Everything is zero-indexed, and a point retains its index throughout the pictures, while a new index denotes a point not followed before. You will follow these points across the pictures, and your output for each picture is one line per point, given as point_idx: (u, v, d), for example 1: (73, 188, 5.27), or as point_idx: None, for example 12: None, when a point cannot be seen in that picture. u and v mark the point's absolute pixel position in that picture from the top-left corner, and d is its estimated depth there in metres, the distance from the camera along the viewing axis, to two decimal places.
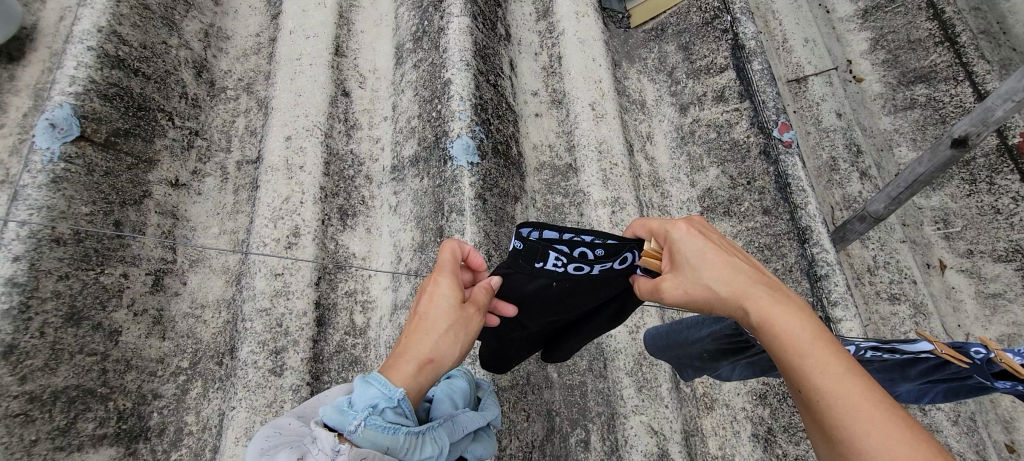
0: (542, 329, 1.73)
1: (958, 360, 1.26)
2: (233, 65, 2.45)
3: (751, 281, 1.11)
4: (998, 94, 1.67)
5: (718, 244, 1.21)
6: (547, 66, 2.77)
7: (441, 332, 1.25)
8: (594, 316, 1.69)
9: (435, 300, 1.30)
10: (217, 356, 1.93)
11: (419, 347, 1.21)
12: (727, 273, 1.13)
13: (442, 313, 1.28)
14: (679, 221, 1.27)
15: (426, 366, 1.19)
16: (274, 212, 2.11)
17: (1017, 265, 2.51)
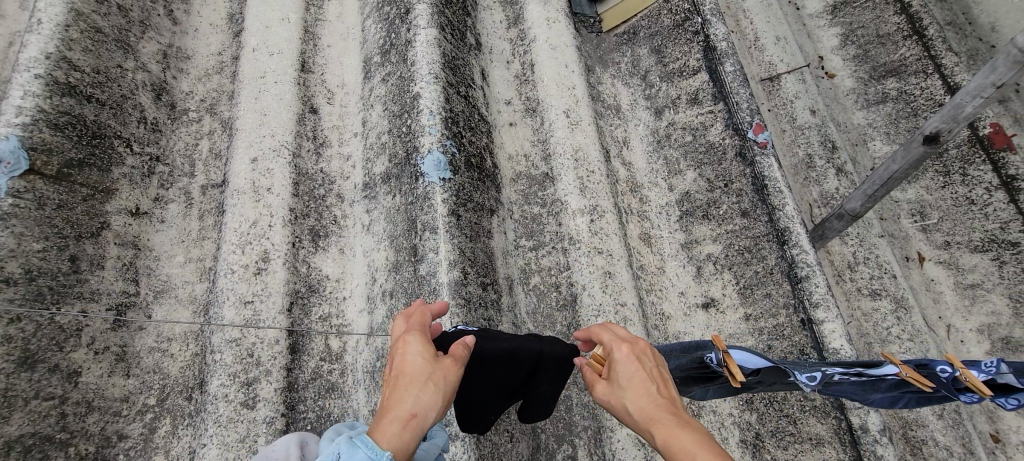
0: (510, 378, 1.56)
1: (923, 383, 1.33)
2: (196, 85, 2.37)
3: (657, 401, 1.17)
4: (967, 91, 1.66)
5: (651, 371, 1.23)
6: (519, 75, 2.73)
7: (420, 385, 1.17)
8: (553, 347, 1.61)
9: (409, 357, 1.22)
10: (186, 390, 1.85)
11: (400, 404, 1.13)
12: (638, 396, 1.18)
13: (419, 368, 1.20)
14: (623, 342, 1.28)
15: (410, 421, 1.11)
16: (242, 237, 2.04)
17: (993, 255, 2.52)
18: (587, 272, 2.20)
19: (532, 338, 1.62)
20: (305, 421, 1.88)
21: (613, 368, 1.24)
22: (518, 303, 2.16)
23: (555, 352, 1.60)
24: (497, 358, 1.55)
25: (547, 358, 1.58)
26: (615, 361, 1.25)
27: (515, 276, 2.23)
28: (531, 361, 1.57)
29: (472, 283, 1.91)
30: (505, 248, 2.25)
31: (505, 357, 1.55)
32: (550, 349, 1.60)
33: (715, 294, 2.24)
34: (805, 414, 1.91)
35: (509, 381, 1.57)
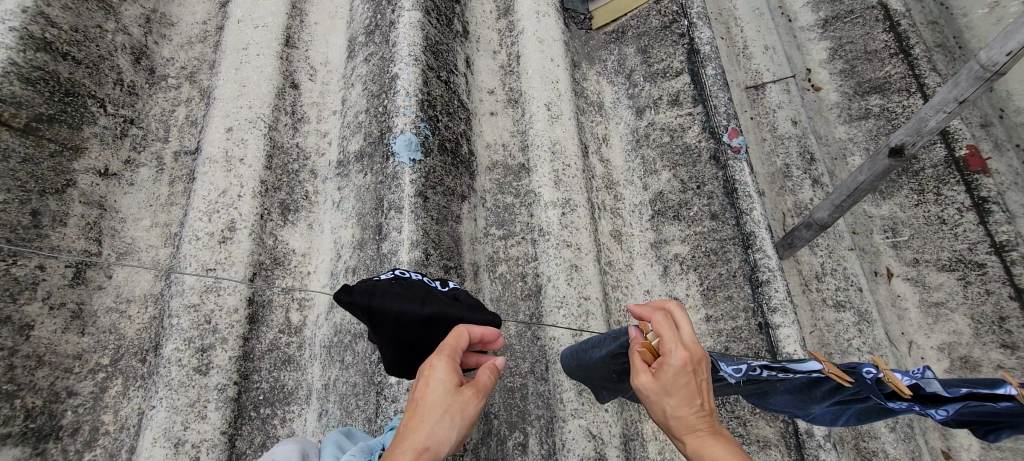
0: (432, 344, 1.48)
1: (843, 379, 1.34)
2: (177, 52, 2.36)
3: (697, 416, 1.18)
4: (931, 105, 1.68)
5: (700, 384, 1.21)
6: (505, 65, 2.72)
7: (438, 417, 1.16)
8: (476, 312, 1.52)
9: (432, 385, 1.20)
10: (140, 353, 1.86)
11: (417, 434, 1.13)
12: (680, 406, 1.19)
13: (439, 400, 1.18)
14: (681, 346, 1.21)
15: (423, 455, 1.11)
16: (209, 205, 2.04)
17: (960, 275, 2.54)
18: (554, 264, 2.21)
19: (454, 302, 1.52)
20: (258, 391, 1.89)
21: (665, 370, 1.20)
22: (482, 290, 2.17)
23: (476, 320, 1.51)
24: (416, 328, 1.46)
25: (469, 325, 1.49)
26: (669, 363, 1.19)
27: (482, 263, 2.24)
28: (453, 328, 1.49)
29: (434, 264, 1.91)
30: (474, 234, 2.26)
31: (424, 325, 1.45)
32: (473, 315, 1.51)
33: (678, 294, 2.26)
34: (755, 416, 1.93)
35: (434, 348, 1.50)
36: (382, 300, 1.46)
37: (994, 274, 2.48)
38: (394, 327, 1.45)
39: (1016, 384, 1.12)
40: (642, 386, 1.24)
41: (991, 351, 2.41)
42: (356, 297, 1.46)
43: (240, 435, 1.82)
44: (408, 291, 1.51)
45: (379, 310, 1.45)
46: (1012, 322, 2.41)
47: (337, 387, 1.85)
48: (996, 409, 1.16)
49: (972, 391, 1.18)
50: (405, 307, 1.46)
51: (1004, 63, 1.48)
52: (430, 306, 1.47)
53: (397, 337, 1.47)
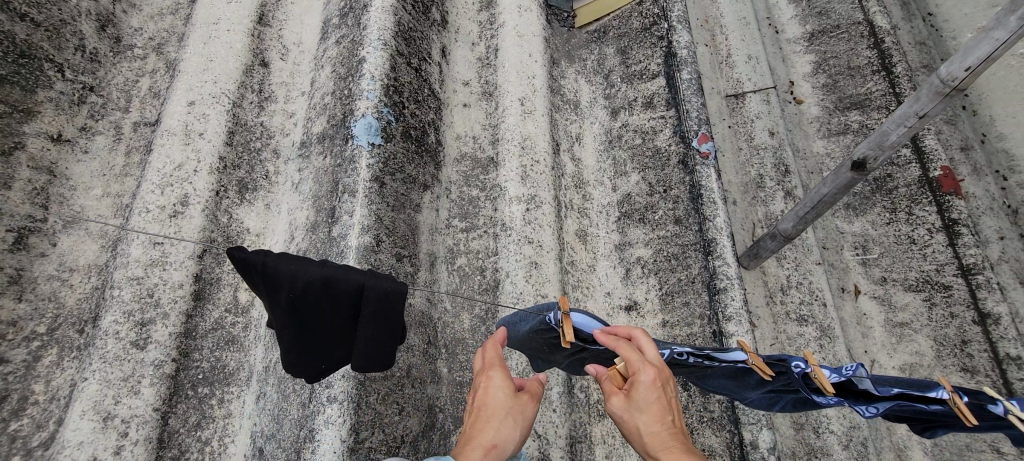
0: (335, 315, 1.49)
1: (765, 372, 1.48)
2: (146, 23, 2.33)
3: (667, 434, 1.15)
4: (893, 119, 1.66)
5: (669, 402, 1.21)
6: (482, 58, 2.67)
7: (502, 418, 1.26)
8: (379, 279, 1.48)
9: (492, 392, 1.30)
10: (79, 323, 1.83)
11: (485, 434, 1.23)
12: (651, 427, 1.16)
13: (501, 404, 1.28)
14: (651, 367, 1.23)
15: (491, 451, 1.20)
16: (163, 178, 2.00)
17: (925, 296, 2.52)
18: (514, 260, 2.16)
19: (357, 268, 1.49)
20: (198, 370, 1.86)
21: (636, 390, 1.20)
22: (438, 281, 2.14)
23: (378, 287, 1.48)
24: (313, 291, 1.44)
25: (370, 291, 1.47)
26: (638, 383, 1.20)
27: (440, 254, 2.20)
28: (352, 295, 1.47)
29: (385, 251, 1.90)
30: (434, 225, 2.22)
31: (321, 286, 1.44)
32: (375, 281, 1.48)
33: (638, 298, 2.23)
34: (701, 424, 1.91)
35: (334, 315, 1.49)
36: (275, 259, 1.42)
37: (959, 297, 2.46)
38: (289, 290, 1.42)
39: (948, 388, 1.31)
40: (614, 410, 1.21)
41: (951, 374, 2.38)
42: (252, 254, 1.42)
43: (174, 413, 1.79)
44: (310, 253, 1.48)
45: (274, 269, 1.41)
46: (974, 346, 2.39)
47: (277, 370, 1.82)
48: (925, 408, 1.37)
49: (903, 392, 1.37)
50: (301, 267, 1.43)
51: (963, 78, 1.46)
52: (329, 267, 1.46)
53: (293, 300, 1.44)
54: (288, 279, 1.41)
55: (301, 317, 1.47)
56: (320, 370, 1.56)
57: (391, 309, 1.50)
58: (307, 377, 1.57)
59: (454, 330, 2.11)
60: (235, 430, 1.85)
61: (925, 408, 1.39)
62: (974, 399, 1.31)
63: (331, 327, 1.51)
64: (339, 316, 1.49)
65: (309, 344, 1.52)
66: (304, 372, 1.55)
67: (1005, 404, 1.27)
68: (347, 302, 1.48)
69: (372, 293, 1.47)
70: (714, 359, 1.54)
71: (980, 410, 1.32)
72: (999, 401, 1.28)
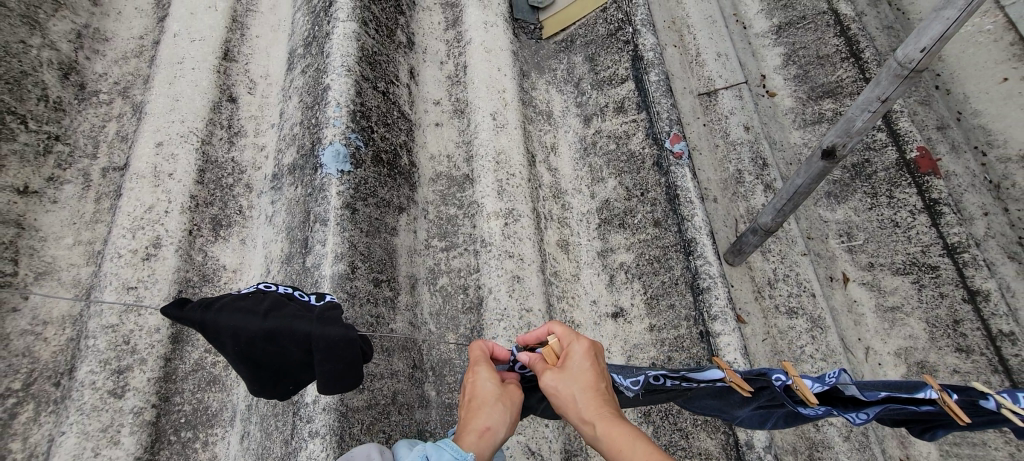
0: (287, 356, 1.46)
1: (744, 387, 1.44)
2: (110, 67, 2.32)
3: (600, 399, 1.27)
4: (857, 105, 1.65)
5: (598, 371, 1.34)
6: (452, 75, 2.65)
7: (493, 404, 1.31)
8: (327, 327, 1.46)
9: (480, 383, 1.34)
10: (55, 376, 1.79)
11: (476, 419, 1.27)
12: (586, 394, 1.27)
13: (490, 393, 1.33)
14: (582, 338, 1.37)
15: (484, 435, 1.24)
16: (134, 221, 1.98)
17: (914, 278, 2.50)
18: (496, 275, 2.14)
19: (302, 316, 1.47)
20: (180, 413, 1.83)
21: (571, 362, 1.32)
22: (420, 303, 2.12)
23: (327, 333, 1.45)
24: (258, 345, 1.44)
25: (318, 340, 1.44)
26: (574, 354, 1.33)
27: (421, 276, 2.18)
28: (300, 340, 1.45)
29: (361, 277, 1.89)
30: (412, 246, 2.20)
31: (265, 340, 1.44)
32: (324, 329, 1.45)
33: (623, 304, 2.22)
34: (695, 427, 1.89)
35: (288, 365, 1.47)
36: (215, 315, 1.43)
37: (948, 277, 2.44)
38: (234, 344, 1.42)
39: (935, 387, 1.27)
40: (549, 382, 1.30)
41: (947, 355, 2.36)
42: (192, 314, 1.44)
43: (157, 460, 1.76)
44: (254, 303, 1.48)
45: (215, 324, 1.42)
46: (966, 325, 2.36)
47: (261, 407, 1.80)
48: (916, 410, 1.33)
49: (891, 395, 1.34)
50: (243, 322, 1.44)
51: (920, 59, 1.45)
52: (272, 320, 1.45)
53: (241, 353, 1.44)
54: (231, 335, 1.42)
55: (252, 368, 1.47)
56: (290, 391, 1.55)
57: (342, 354, 1.46)
58: (277, 397, 1.55)
59: (441, 351, 2.08)
60: None
61: (916, 409, 1.34)
62: (965, 397, 1.27)
63: (290, 374, 1.50)
64: (293, 365, 1.48)
65: (269, 384, 1.50)
66: (272, 393, 1.54)
67: (996, 397, 1.23)
68: (297, 352, 1.46)
69: (320, 342, 1.44)
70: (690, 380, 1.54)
71: (972, 406, 1.28)
72: (990, 395, 1.24)
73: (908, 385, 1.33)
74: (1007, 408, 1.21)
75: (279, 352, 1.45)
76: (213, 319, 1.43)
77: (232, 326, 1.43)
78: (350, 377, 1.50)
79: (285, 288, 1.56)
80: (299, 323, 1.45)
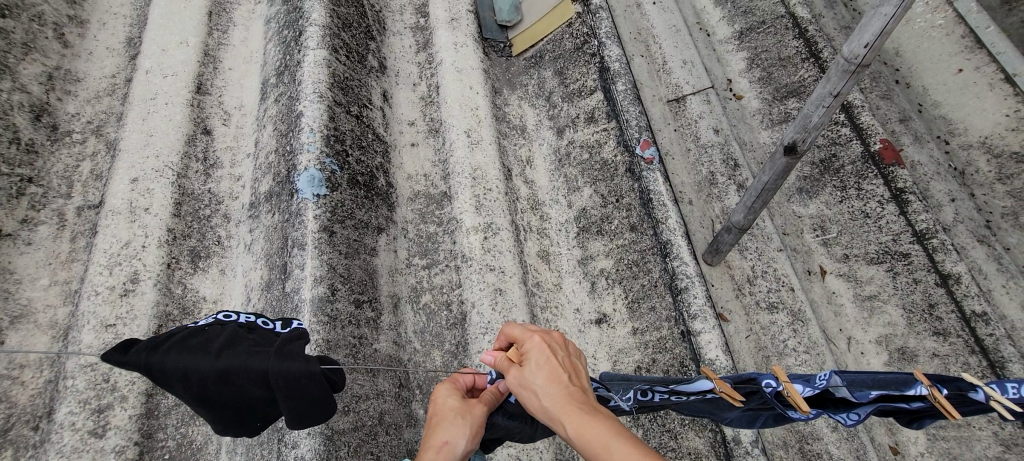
0: (248, 393, 1.43)
1: (735, 397, 1.46)
2: (83, 107, 2.34)
3: (564, 392, 1.23)
4: (812, 101, 1.72)
5: (561, 362, 1.30)
6: (425, 96, 2.69)
7: (453, 419, 1.26)
8: (285, 362, 1.42)
9: (443, 397, 1.32)
10: (33, 420, 1.76)
11: (437, 432, 1.23)
12: (547, 386, 1.24)
13: (452, 408, 1.29)
14: (536, 333, 1.36)
15: (441, 451, 1.19)
16: (111, 259, 1.98)
17: (888, 267, 2.56)
18: (478, 289, 2.15)
19: (259, 351, 1.44)
20: (163, 450, 1.81)
21: (528, 361, 1.30)
22: (404, 322, 2.12)
23: (285, 369, 1.41)
24: (213, 385, 1.40)
25: (276, 376, 1.41)
26: (529, 352, 1.32)
27: (404, 295, 2.19)
28: (257, 377, 1.42)
29: (341, 299, 1.90)
30: (394, 266, 2.21)
31: (218, 379, 1.40)
32: (281, 365, 1.42)
33: (606, 310, 2.25)
34: (684, 427, 1.91)
35: (247, 399, 1.44)
36: (162, 357, 1.39)
37: (919, 263, 2.50)
38: (185, 387, 1.39)
39: (925, 384, 1.27)
40: (512, 383, 1.30)
41: (925, 339, 2.41)
42: (138, 358, 1.39)
43: None
44: (206, 342, 1.45)
45: (162, 367, 1.38)
46: (942, 309, 2.41)
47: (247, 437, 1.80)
48: (907, 406, 1.33)
49: (883, 393, 1.34)
50: (194, 363, 1.40)
51: (863, 55, 1.52)
52: (224, 358, 1.42)
53: (195, 397, 1.40)
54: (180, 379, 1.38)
55: (207, 409, 1.44)
56: (257, 426, 1.53)
57: (302, 388, 1.42)
58: (246, 433, 1.54)
59: (426, 369, 2.08)
60: None
61: (908, 405, 1.34)
62: (954, 390, 1.26)
63: (253, 409, 1.47)
64: (253, 400, 1.45)
65: (236, 422, 1.48)
66: (240, 430, 1.52)
67: (985, 389, 1.22)
68: (256, 388, 1.43)
69: (278, 378, 1.41)
70: (681, 395, 1.54)
71: (961, 398, 1.27)
72: (977, 387, 1.23)
73: (897, 381, 1.32)
74: (995, 400, 1.20)
75: (239, 388, 1.42)
76: (163, 360, 1.39)
77: (185, 370, 1.39)
78: (315, 413, 1.47)
79: (246, 316, 1.53)
80: (257, 358, 1.42)
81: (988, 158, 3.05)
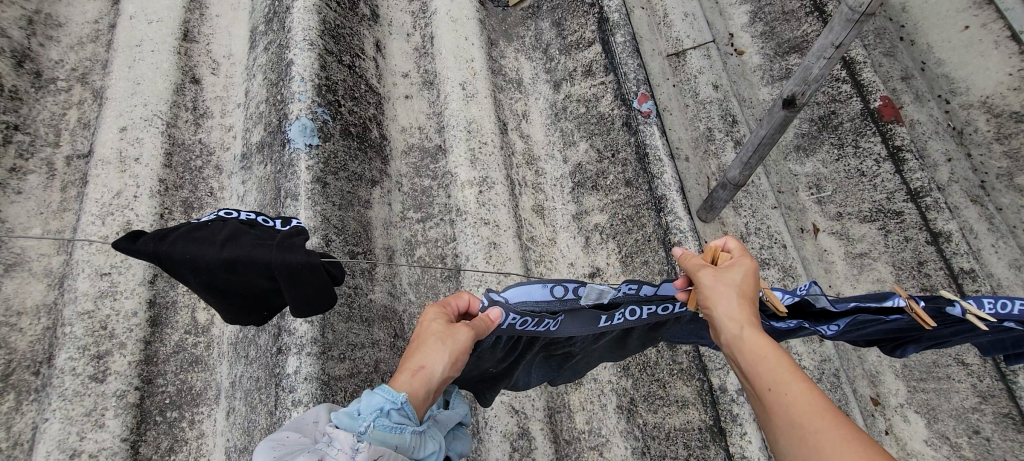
0: (254, 284, 1.45)
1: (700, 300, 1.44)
2: (66, 54, 2.27)
3: (750, 308, 1.21)
4: (813, 53, 1.68)
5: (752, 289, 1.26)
6: (419, 47, 2.62)
7: (432, 343, 1.21)
8: (285, 254, 1.43)
9: (427, 321, 1.27)
10: (34, 365, 1.79)
11: (415, 355, 1.19)
12: (738, 301, 1.22)
13: (434, 332, 1.24)
14: (741, 254, 1.32)
15: (417, 374, 1.16)
16: (103, 208, 1.97)
17: (880, 225, 2.58)
18: (472, 243, 2.16)
19: (261, 244, 1.44)
20: (163, 395, 1.86)
21: (728, 270, 1.27)
22: (398, 274, 2.14)
23: (285, 260, 1.42)
24: (221, 274, 1.42)
25: (279, 267, 1.42)
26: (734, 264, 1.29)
27: (398, 248, 2.20)
28: (259, 269, 1.42)
29: (336, 250, 1.91)
30: (388, 219, 2.21)
31: (225, 269, 1.41)
32: (282, 256, 1.42)
33: (599, 264, 2.27)
34: (673, 377, 1.94)
35: (254, 289, 1.47)
36: (171, 246, 1.39)
37: (911, 221, 2.51)
38: (194, 275, 1.41)
39: (904, 296, 1.38)
40: (705, 280, 1.28)
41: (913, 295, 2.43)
42: (146, 248, 1.39)
43: (144, 441, 1.78)
44: (212, 235, 1.44)
45: (171, 256, 1.39)
46: (930, 266, 2.44)
47: (244, 383, 1.84)
48: (886, 319, 1.44)
49: (861, 305, 1.43)
50: (200, 252, 1.40)
51: (868, 4, 1.47)
52: (229, 249, 1.41)
53: (205, 283, 1.43)
54: (190, 266, 1.39)
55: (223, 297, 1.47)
56: (265, 316, 1.57)
57: (304, 279, 1.45)
58: (254, 322, 1.59)
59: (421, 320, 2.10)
60: (209, 448, 1.86)
61: (884, 320, 1.45)
62: (931, 304, 1.40)
63: (262, 300, 1.51)
64: (260, 292, 1.48)
65: (246, 310, 1.52)
66: (249, 320, 1.58)
67: (962, 304, 1.37)
68: (260, 280, 1.45)
69: (281, 269, 1.42)
70: (661, 304, 1.52)
71: (936, 312, 1.42)
72: (956, 302, 1.38)
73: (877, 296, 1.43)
74: (970, 313, 1.36)
75: (244, 278, 1.43)
76: (169, 249, 1.39)
77: (191, 259, 1.40)
78: (319, 303, 1.52)
79: (246, 214, 1.53)
80: (258, 249, 1.42)
81: (987, 117, 3.03)
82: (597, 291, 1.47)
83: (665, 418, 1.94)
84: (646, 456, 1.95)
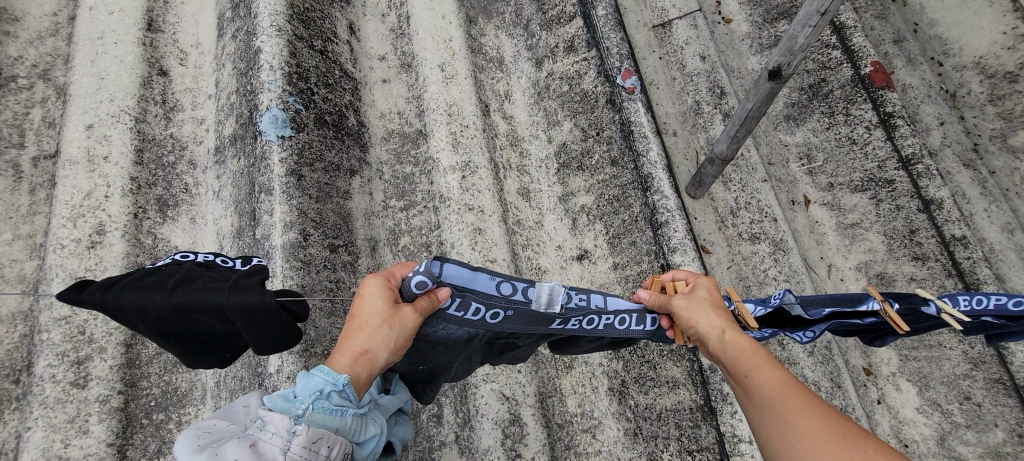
0: (211, 328, 1.38)
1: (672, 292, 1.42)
2: (26, 49, 2.18)
3: (726, 316, 1.26)
4: (798, 20, 1.60)
5: (721, 304, 1.31)
6: (395, 28, 2.52)
7: (375, 326, 1.19)
8: (240, 294, 1.35)
9: (370, 298, 1.23)
10: (13, 373, 1.76)
11: (354, 336, 1.18)
12: (716, 313, 1.26)
13: (376, 311, 1.21)
14: (705, 277, 1.40)
15: (360, 356, 1.16)
16: (73, 210, 1.91)
17: (871, 194, 2.53)
18: (457, 230, 2.10)
19: (214, 285, 1.37)
20: (149, 397, 1.83)
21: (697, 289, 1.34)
22: (382, 265, 2.11)
23: (239, 302, 1.34)
24: (172, 322, 1.35)
25: (232, 309, 1.34)
26: (699, 284, 1.36)
27: (381, 237, 2.16)
28: (213, 313, 1.35)
29: (315, 244, 1.87)
30: (369, 209, 2.17)
31: (176, 315, 1.34)
32: (235, 297, 1.34)
33: (587, 246, 2.23)
34: (661, 358, 1.93)
35: (211, 335, 1.39)
36: (118, 295, 1.33)
37: (903, 189, 2.47)
38: (144, 323, 1.34)
39: (877, 299, 1.37)
40: (677, 303, 1.32)
41: (904, 264, 2.41)
42: (96, 297, 1.34)
43: (132, 444, 1.77)
44: (163, 279, 1.38)
45: (118, 305, 1.33)
46: (922, 234, 2.41)
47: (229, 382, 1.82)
48: (860, 322, 1.44)
49: (836, 310, 1.43)
50: (149, 300, 1.34)
51: None
52: (180, 293, 1.35)
53: (157, 331, 1.35)
54: (138, 316, 1.32)
55: (180, 344, 1.39)
56: (230, 356, 1.50)
57: (260, 322, 1.35)
58: (217, 364, 1.51)
59: None
60: None
61: (860, 321, 1.45)
62: (908, 304, 1.39)
63: (224, 343, 1.43)
64: (221, 336, 1.40)
65: (207, 356, 1.45)
66: (209, 362, 1.49)
67: (937, 303, 1.36)
68: (217, 323, 1.37)
69: (234, 310, 1.34)
70: (620, 317, 1.48)
71: (915, 313, 1.41)
72: (931, 301, 1.37)
73: (852, 299, 1.43)
74: (945, 312, 1.35)
75: (199, 325, 1.36)
76: (115, 297, 1.33)
77: (141, 308, 1.33)
78: (280, 345, 1.42)
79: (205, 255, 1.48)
80: (212, 291, 1.36)
81: (981, 79, 2.95)
82: (549, 294, 1.41)
83: (657, 398, 1.93)
84: (637, 437, 1.94)
